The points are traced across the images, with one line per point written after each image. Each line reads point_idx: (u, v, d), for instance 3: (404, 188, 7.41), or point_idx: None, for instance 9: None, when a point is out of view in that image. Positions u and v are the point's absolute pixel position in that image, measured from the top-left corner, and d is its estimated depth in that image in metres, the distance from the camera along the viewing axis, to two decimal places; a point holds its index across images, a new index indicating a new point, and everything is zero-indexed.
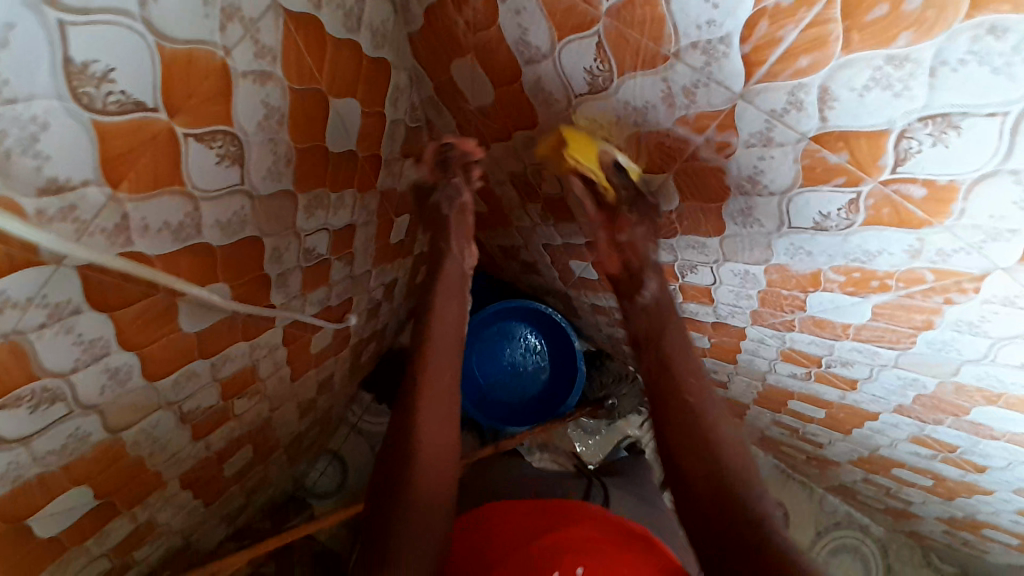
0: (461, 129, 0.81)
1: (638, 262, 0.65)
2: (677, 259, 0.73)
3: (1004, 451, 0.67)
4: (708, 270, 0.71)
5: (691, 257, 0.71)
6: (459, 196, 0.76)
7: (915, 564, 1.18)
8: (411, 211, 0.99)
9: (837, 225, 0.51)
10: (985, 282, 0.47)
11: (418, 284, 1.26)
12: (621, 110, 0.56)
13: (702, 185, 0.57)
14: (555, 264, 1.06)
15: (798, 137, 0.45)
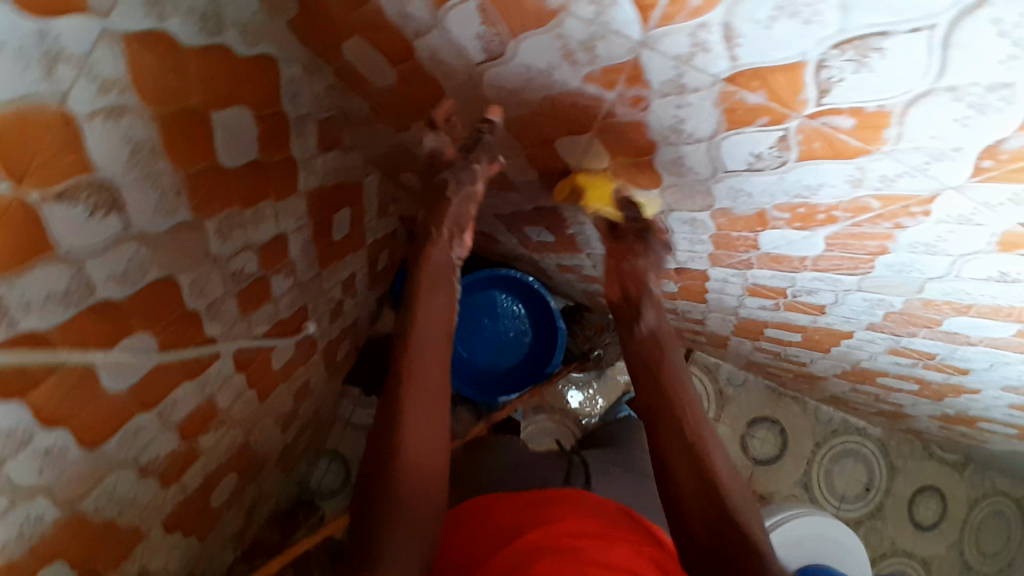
0: (376, 111, 0.75)
1: (636, 291, 0.71)
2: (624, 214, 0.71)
3: (984, 354, 0.65)
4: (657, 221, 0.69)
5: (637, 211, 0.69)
6: (473, 186, 0.65)
7: (915, 456, 1.23)
8: (350, 203, 0.93)
9: (771, 164, 0.47)
10: (934, 202, 0.43)
11: (380, 272, 1.22)
12: (524, 74, 0.50)
13: (626, 141, 0.54)
14: (511, 231, 1.02)
15: (711, 80, 0.41)
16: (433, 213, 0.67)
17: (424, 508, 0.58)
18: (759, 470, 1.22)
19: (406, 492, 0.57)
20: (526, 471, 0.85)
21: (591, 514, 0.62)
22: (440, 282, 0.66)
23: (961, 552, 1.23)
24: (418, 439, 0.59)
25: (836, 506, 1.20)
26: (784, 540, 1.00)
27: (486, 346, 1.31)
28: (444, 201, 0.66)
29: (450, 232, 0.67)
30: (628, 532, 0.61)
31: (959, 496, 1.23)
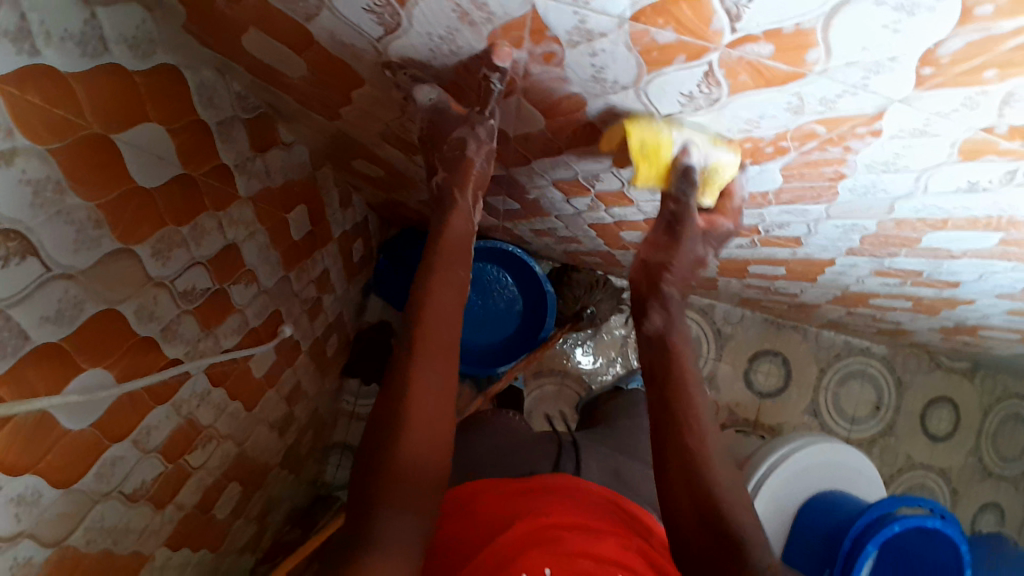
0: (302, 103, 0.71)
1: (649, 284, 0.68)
2: (578, 172, 0.67)
3: (971, 266, 0.62)
4: (612, 175, 0.65)
5: (590, 167, 0.64)
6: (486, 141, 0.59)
7: (924, 368, 1.21)
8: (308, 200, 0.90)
9: (704, 102, 0.43)
10: (883, 119, 0.39)
11: (358, 262, 1.20)
12: (428, 43, 0.46)
13: (552, 97, 0.50)
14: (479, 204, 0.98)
15: (614, 23, 0.37)
16: (458, 176, 0.63)
17: (424, 480, 0.55)
18: (767, 403, 1.20)
19: (410, 458, 0.54)
20: (516, 455, 0.81)
21: (581, 505, 0.61)
22: (460, 254, 0.63)
23: (978, 456, 1.22)
24: (424, 408, 0.56)
25: (847, 429, 1.20)
26: (790, 471, 0.99)
27: (477, 321, 1.28)
28: (464, 162, 0.62)
29: (472, 197, 0.65)
30: (614, 523, 0.60)
31: (972, 403, 1.21)
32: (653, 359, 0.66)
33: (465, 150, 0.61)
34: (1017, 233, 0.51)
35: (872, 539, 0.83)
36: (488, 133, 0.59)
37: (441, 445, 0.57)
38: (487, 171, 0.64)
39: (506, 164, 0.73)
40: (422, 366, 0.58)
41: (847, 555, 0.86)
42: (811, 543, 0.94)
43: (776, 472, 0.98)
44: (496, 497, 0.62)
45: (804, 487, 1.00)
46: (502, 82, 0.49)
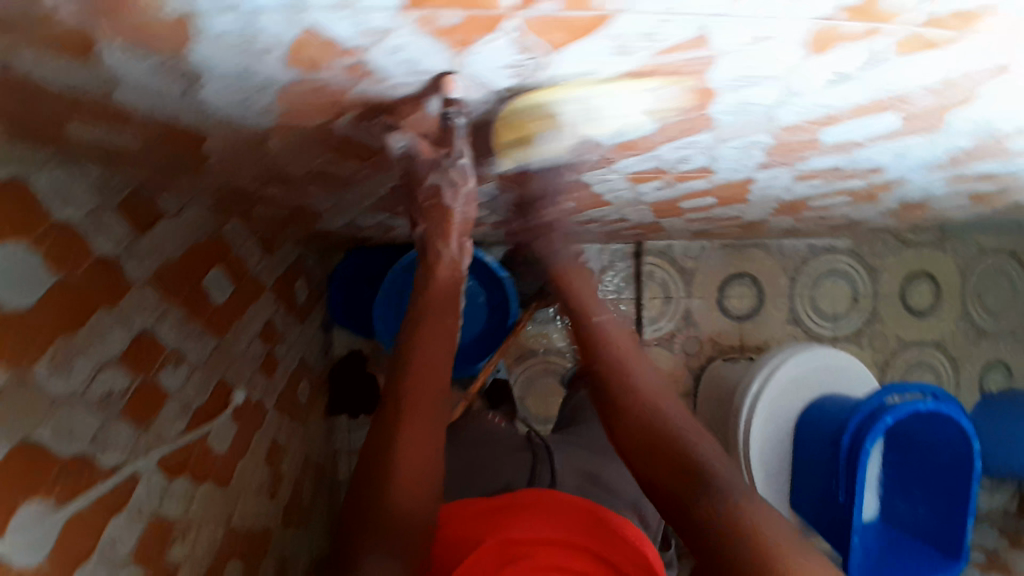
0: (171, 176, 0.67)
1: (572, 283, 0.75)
2: None
3: (884, 148, 0.59)
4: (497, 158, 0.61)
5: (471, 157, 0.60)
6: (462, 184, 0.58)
7: (891, 250, 1.19)
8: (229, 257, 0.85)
9: (533, 67, 0.39)
10: (715, 36, 0.35)
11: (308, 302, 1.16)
12: (235, 87, 0.42)
13: (390, 105, 0.46)
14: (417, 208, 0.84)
15: (390, 18, 0.33)
16: (438, 225, 0.63)
17: (416, 523, 0.54)
18: (748, 325, 1.19)
19: (401, 502, 0.53)
20: (500, 462, 0.76)
21: (571, 514, 0.58)
22: (449, 303, 0.61)
23: (970, 320, 1.19)
24: (418, 451, 0.55)
25: (832, 329, 1.18)
26: (786, 381, 0.97)
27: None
28: (445, 211, 0.62)
29: (457, 245, 0.63)
30: (592, 530, 0.57)
31: (949, 270, 1.19)
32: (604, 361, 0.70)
33: (442, 198, 0.61)
34: (910, 108, 0.47)
35: (869, 436, 0.80)
36: (461, 172, 0.57)
37: (433, 486, 0.56)
38: (469, 217, 0.63)
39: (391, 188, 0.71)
40: (414, 416, 0.55)
41: (845, 456, 0.83)
42: (812, 451, 0.92)
43: (769, 385, 0.96)
44: (481, 520, 0.60)
45: (800, 398, 0.97)
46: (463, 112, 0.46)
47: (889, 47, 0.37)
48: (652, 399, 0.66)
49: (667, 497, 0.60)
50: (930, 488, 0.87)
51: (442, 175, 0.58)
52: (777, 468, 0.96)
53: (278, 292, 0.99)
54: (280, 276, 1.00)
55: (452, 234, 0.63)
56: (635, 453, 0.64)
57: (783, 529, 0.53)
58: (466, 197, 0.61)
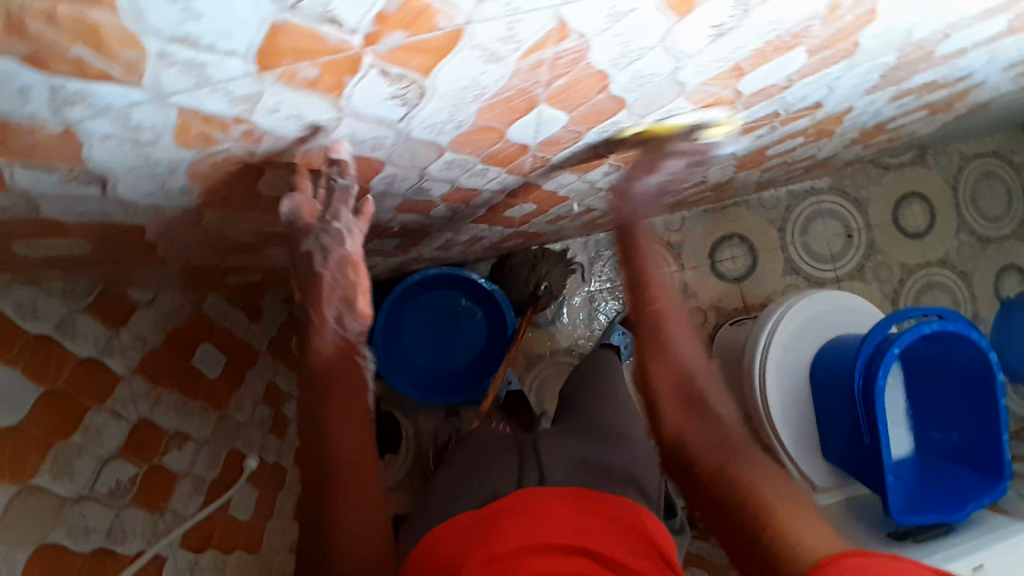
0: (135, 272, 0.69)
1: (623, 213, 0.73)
2: (404, 196, 0.63)
3: (811, 85, 0.57)
4: (433, 182, 0.61)
5: (408, 188, 0.61)
6: (343, 250, 0.55)
7: (874, 177, 1.16)
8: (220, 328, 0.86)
9: (415, 94, 0.39)
10: (573, 24, 0.35)
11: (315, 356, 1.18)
12: (146, 177, 0.44)
13: (301, 160, 0.47)
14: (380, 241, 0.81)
15: (253, 83, 0.34)
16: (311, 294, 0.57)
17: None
18: (746, 284, 1.16)
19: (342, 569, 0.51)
20: (492, 463, 0.72)
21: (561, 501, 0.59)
22: (346, 370, 0.57)
23: (970, 231, 1.16)
24: (348, 521, 0.52)
25: (833, 269, 1.15)
26: (793, 331, 0.95)
27: (442, 351, 1.21)
28: (314, 278, 0.56)
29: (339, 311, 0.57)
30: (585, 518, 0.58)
31: (937, 186, 1.16)
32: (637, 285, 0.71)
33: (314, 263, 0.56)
34: (815, 41, 0.46)
35: (880, 369, 0.78)
36: (336, 237, 0.55)
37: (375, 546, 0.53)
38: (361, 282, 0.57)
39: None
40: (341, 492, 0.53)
41: (858, 394, 0.80)
42: (828, 397, 0.89)
43: (775, 338, 0.94)
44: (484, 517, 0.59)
45: (808, 346, 0.95)
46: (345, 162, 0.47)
47: None
48: (684, 353, 0.66)
49: (680, 447, 0.62)
50: (956, 409, 0.84)
51: (316, 237, 0.55)
52: (799, 422, 0.93)
53: (277, 353, 1.01)
54: (277, 334, 1.02)
55: (324, 306, 0.56)
56: (666, 401, 0.65)
57: (777, 482, 0.56)
58: (338, 262, 0.56)
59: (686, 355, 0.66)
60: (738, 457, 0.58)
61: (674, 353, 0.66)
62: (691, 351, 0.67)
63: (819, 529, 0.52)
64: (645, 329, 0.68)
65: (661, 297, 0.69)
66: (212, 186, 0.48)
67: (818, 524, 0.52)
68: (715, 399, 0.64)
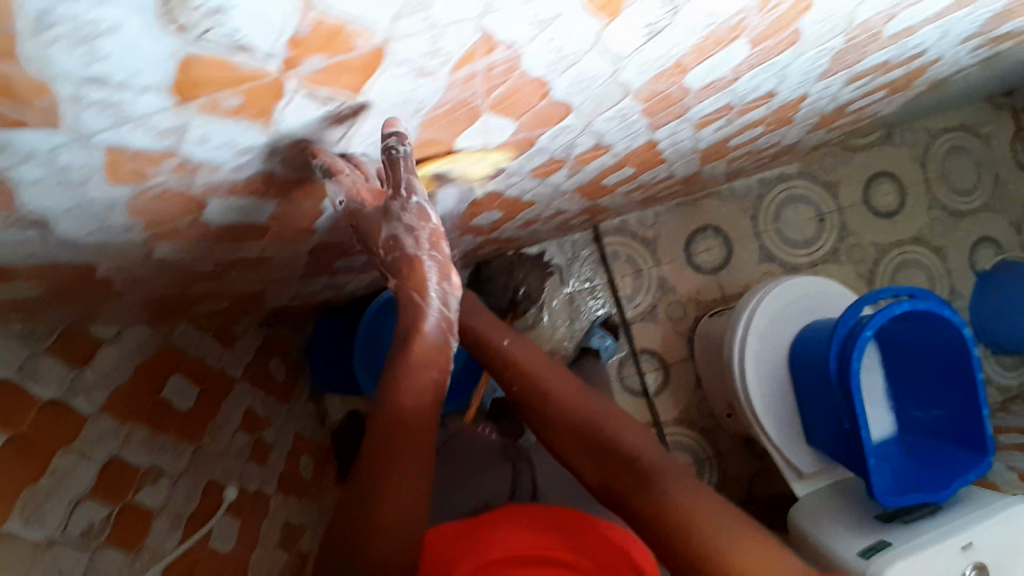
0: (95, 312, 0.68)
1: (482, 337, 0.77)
2: None
3: (759, 75, 0.57)
4: None
5: None
6: (428, 229, 0.53)
7: (841, 160, 1.17)
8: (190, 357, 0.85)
9: (348, 113, 0.39)
10: (498, 33, 0.34)
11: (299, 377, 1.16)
12: (86, 216, 0.43)
13: (244, 188, 0.46)
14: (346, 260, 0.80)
15: (177, 116, 0.33)
16: (409, 279, 0.56)
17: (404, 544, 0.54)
18: (723, 275, 1.16)
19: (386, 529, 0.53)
20: None
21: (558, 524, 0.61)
22: (436, 358, 0.59)
23: (941, 206, 1.16)
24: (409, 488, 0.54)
25: (808, 254, 1.16)
26: (769, 319, 0.95)
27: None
28: (410, 261, 0.55)
29: (440, 295, 0.58)
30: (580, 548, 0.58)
31: (906, 163, 1.17)
32: (517, 366, 0.74)
33: (403, 248, 0.54)
34: (755, 32, 0.46)
35: (855, 351, 0.78)
36: (418, 214, 0.51)
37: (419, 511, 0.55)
38: (445, 258, 0.57)
39: (310, 257, 0.71)
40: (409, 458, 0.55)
41: (835, 376, 0.81)
42: (807, 380, 0.89)
43: (753, 327, 0.94)
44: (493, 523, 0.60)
45: (786, 332, 0.95)
46: (404, 142, 0.43)
47: None
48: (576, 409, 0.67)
49: (607, 492, 0.61)
50: (938, 386, 0.84)
51: (393, 222, 0.52)
52: (781, 407, 0.93)
53: (253, 379, 0.99)
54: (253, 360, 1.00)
55: (428, 286, 0.57)
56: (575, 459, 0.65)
57: (694, 489, 0.57)
58: (427, 241, 0.54)
59: (577, 405, 0.68)
60: (653, 478, 0.59)
61: (561, 411, 0.67)
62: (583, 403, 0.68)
63: (765, 553, 0.51)
64: (533, 402, 0.70)
65: (536, 373, 0.72)
66: (158, 222, 0.48)
67: (759, 544, 0.52)
68: (623, 431, 0.64)
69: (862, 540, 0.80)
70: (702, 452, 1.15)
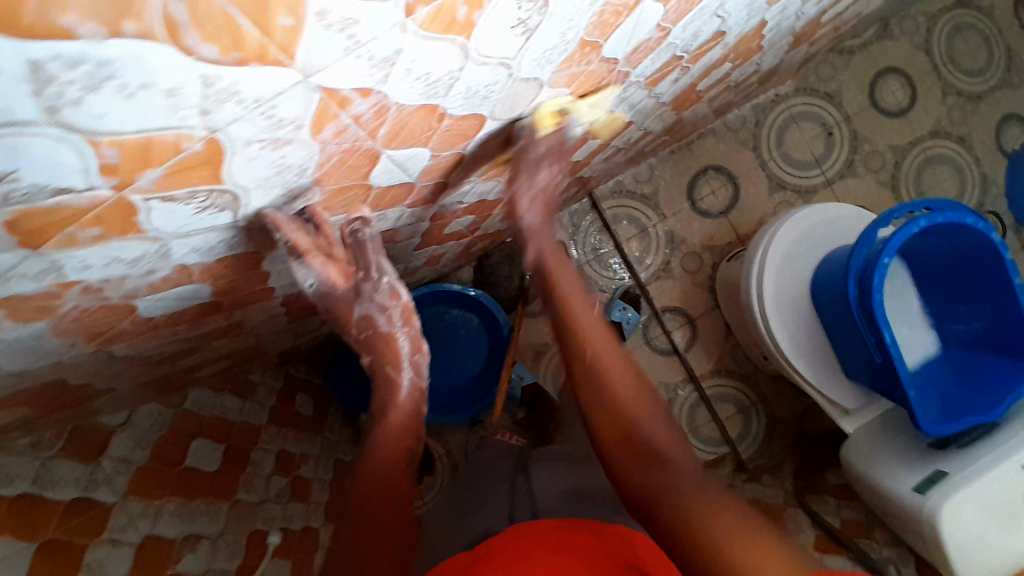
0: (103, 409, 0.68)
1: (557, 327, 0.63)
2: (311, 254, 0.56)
3: (696, 22, 0.51)
4: None
5: None
6: (395, 301, 0.59)
7: (840, 65, 1.08)
8: (216, 415, 0.85)
9: (226, 200, 0.36)
10: (341, 85, 0.30)
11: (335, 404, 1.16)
12: (19, 351, 0.42)
13: (169, 284, 0.44)
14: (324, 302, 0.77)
15: (42, 257, 0.32)
16: (382, 351, 0.62)
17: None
18: (733, 215, 1.09)
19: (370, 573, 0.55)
20: (484, 496, 0.70)
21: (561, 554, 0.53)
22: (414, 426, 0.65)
23: (956, 91, 1.07)
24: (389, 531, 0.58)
25: (821, 172, 1.07)
26: (783, 260, 0.89)
27: (444, 365, 1.13)
28: (386, 337, 0.61)
29: (411, 368, 0.63)
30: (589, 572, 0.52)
31: (910, 53, 1.08)
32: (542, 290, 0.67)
33: (377, 326, 0.60)
34: None
35: (875, 281, 0.71)
36: (389, 293, 0.58)
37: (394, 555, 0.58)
38: (416, 332, 0.63)
39: (284, 311, 0.70)
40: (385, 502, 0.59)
41: (855, 305, 0.74)
42: (833, 319, 0.83)
43: (766, 272, 0.88)
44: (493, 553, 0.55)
45: (801, 270, 0.88)
46: (367, 224, 0.52)
47: None
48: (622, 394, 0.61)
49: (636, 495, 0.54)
50: (975, 296, 0.77)
51: (364, 301, 0.57)
52: (810, 346, 0.87)
53: (282, 422, 0.98)
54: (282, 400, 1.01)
55: (402, 359, 0.62)
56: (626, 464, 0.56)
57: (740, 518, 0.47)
58: (399, 318, 0.60)
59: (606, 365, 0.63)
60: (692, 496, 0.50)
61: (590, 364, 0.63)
62: (636, 403, 0.61)
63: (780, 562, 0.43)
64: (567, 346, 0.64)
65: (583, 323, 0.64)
66: (100, 332, 0.47)
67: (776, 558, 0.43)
68: (661, 434, 0.58)
69: (916, 474, 0.76)
70: (745, 400, 1.11)
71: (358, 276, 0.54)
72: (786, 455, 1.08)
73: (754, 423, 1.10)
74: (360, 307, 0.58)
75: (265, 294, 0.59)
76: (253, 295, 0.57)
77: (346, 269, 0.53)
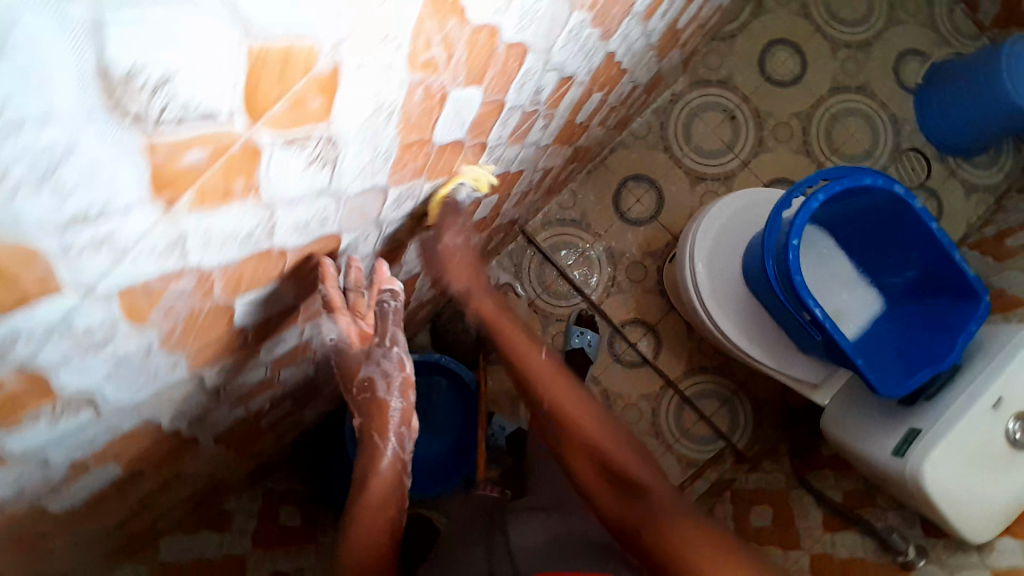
0: None
1: None
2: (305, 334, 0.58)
3: (532, 82, 0.52)
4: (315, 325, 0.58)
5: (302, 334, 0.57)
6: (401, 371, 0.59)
7: (726, 49, 1.10)
8: None
9: (78, 401, 0.36)
10: (135, 283, 0.30)
11: None
12: None
13: (68, 479, 0.44)
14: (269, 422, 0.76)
15: None
16: (374, 420, 0.59)
17: None
18: (664, 217, 1.10)
19: None
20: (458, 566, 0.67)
21: None
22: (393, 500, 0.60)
23: (844, 45, 1.09)
24: None
25: (735, 155, 1.08)
26: (711, 255, 0.89)
27: (421, 436, 1.09)
28: (381, 405, 0.59)
29: (396, 440, 0.60)
30: None
31: (790, 21, 1.10)
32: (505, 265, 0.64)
33: (376, 390, 0.59)
34: (462, 79, 0.41)
35: (792, 265, 0.71)
36: (397, 363, 0.58)
37: None
38: (411, 406, 0.60)
39: (226, 447, 0.69)
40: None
41: (781, 287, 0.75)
42: (771, 302, 0.83)
43: (698, 270, 0.88)
44: None
45: (731, 261, 0.89)
46: (396, 296, 0.57)
47: (295, 134, 0.31)
48: None
49: None
50: (901, 247, 0.77)
51: (373, 364, 0.57)
52: (760, 332, 0.87)
53: (271, 540, 0.97)
54: (266, 518, 0.99)
55: (389, 429, 0.59)
56: None
57: None
58: (399, 387, 0.59)
59: None
60: None
61: None
62: None
63: None
64: None
65: None
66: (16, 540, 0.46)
67: None
68: None
69: (893, 436, 0.75)
70: (725, 392, 1.10)
71: (375, 339, 0.57)
72: (778, 435, 1.07)
73: (740, 412, 1.09)
74: (366, 371, 0.58)
75: (191, 443, 0.58)
76: (177, 450, 0.56)
77: (366, 331, 0.56)
